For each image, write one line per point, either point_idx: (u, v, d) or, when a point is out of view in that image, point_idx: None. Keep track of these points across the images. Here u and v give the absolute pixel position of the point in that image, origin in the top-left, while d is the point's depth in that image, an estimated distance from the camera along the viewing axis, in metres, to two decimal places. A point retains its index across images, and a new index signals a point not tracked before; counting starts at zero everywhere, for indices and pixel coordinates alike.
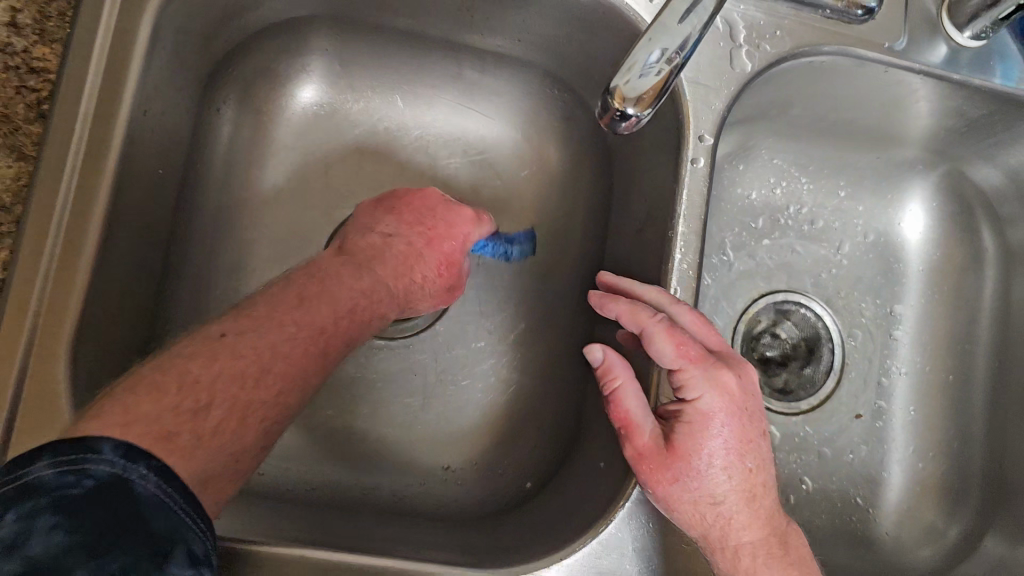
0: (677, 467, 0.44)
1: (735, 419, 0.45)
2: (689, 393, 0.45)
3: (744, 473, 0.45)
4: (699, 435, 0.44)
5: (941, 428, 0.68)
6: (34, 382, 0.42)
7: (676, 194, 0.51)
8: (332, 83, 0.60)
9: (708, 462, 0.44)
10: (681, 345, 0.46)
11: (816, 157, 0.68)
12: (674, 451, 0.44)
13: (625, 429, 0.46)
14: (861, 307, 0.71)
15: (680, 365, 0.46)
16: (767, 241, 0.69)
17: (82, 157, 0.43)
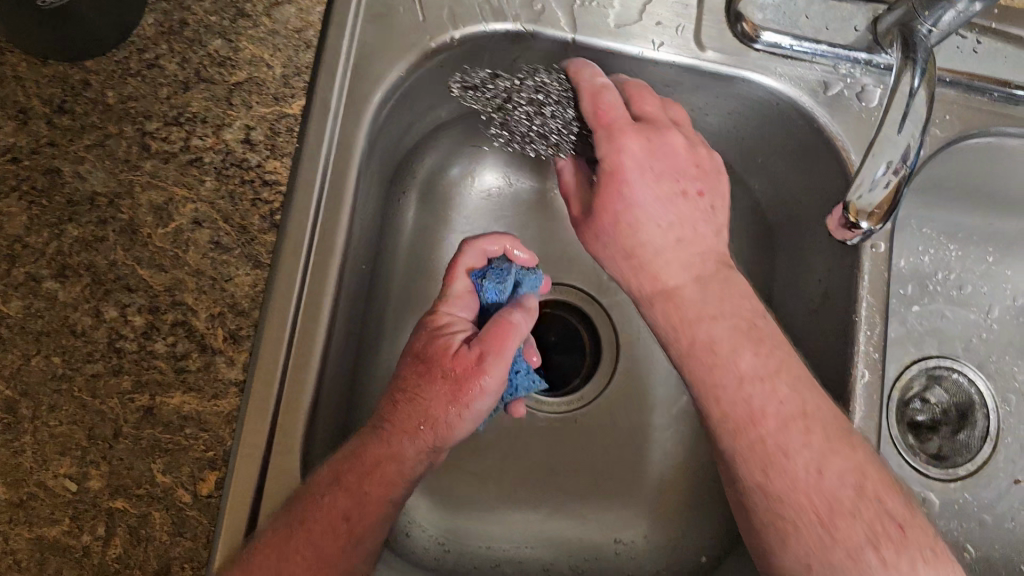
0: (597, 226, 0.49)
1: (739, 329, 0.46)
2: (609, 118, 0.48)
3: (693, 266, 0.48)
4: (616, 195, 0.48)
5: None
6: (273, 477, 0.44)
7: (857, 276, 0.53)
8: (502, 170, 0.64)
9: (643, 220, 0.47)
10: (603, 102, 0.48)
11: (964, 225, 0.69)
12: (598, 206, 0.49)
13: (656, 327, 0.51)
14: (1013, 371, 0.71)
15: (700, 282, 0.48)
16: (917, 307, 0.70)
17: (314, 262, 0.47)
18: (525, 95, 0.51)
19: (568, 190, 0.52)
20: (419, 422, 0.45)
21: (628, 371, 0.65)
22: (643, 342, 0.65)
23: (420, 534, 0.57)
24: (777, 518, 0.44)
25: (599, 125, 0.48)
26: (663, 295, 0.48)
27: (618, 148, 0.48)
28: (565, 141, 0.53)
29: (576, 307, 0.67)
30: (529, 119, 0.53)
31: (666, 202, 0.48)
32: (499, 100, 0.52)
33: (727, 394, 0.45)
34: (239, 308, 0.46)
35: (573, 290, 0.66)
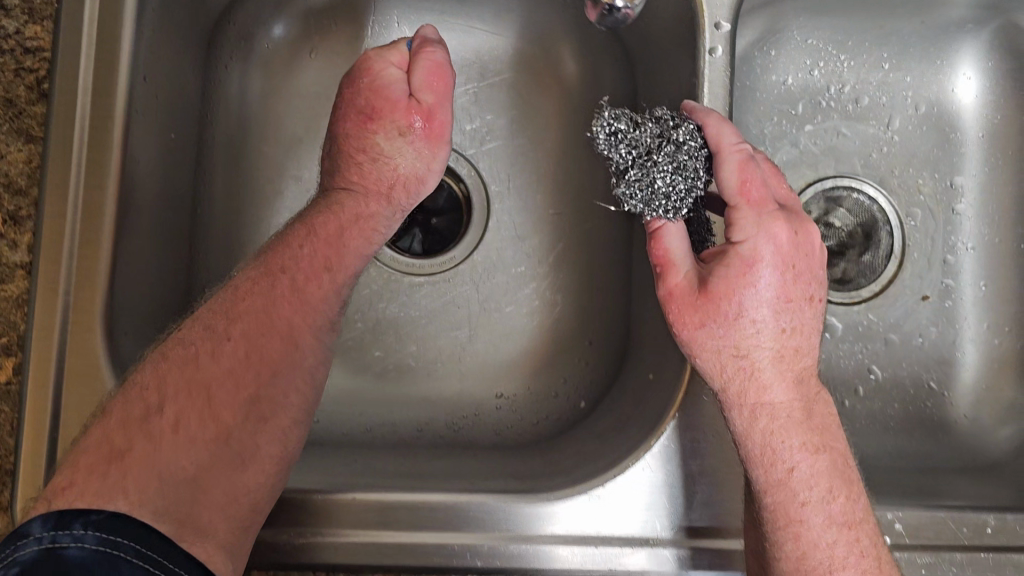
0: (707, 310, 0.43)
1: (784, 263, 0.43)
2: (753, 193, 0.45)
3: (782, 332, 0.43)
4: (745, 286, 0.42)
5: (1015, 301, 0.64)
6: (73, 353, 0.43)
7: (696, 88, 0.49)
8: (340, 23, 0.60)
9: (747, 304, 0.42)
10: (749, 184, 0.45)
11: (852, 31, 0.64)
12: (709, 295, 0.43)
13: (658, 267, 0.46)
14: (917, 183, 0.67)
15: (737, 200, 0.44)
16: (809, 127, 0.66)
17: (88, 115, 0.44)
18: (674, 150, 0.46)
19: (674, 263, 0.45)
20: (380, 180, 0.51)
21: (498, 225, 0.62)
22: (513, 194, 0.62)
23: None
24: (790, 515, 0.43)
25: (741, 199, 0.44)
26: (731, 320, 0.43)
27: (771, 229, 0.43)
28: (684, 202, 0.47)
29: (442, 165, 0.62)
30: (667, 177, 0.46)
31: (788, 301, 0.43)
32: (640, 153, 0.46)
33: (766, 430, 0.43)
34: None
35: None
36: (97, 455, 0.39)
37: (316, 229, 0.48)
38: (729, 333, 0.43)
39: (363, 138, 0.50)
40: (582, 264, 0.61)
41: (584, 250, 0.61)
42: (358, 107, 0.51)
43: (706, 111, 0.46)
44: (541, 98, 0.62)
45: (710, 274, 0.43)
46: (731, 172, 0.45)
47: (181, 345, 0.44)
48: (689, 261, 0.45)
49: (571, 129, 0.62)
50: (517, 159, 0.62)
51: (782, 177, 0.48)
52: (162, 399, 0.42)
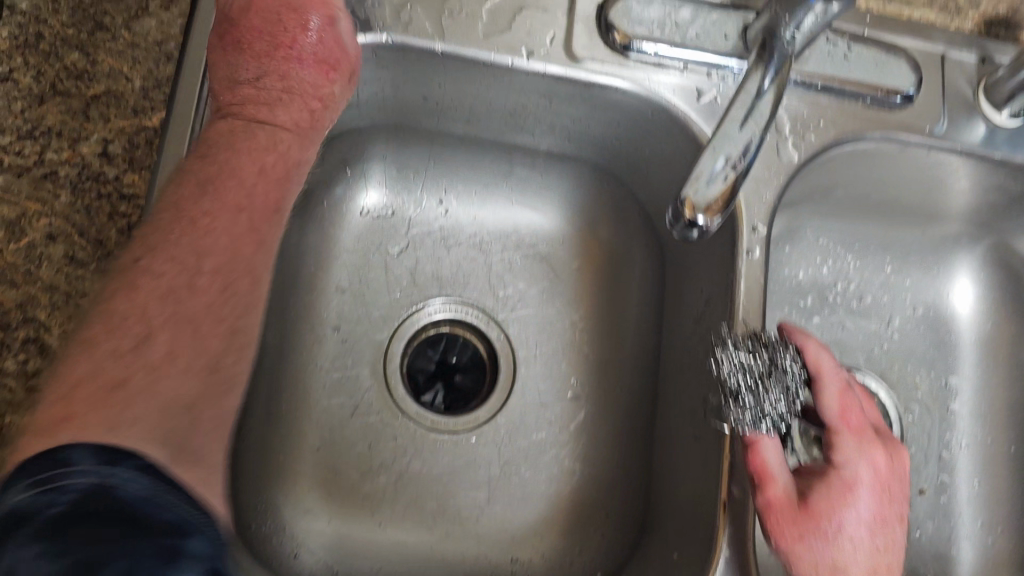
0: (810, 525, 0.44)
1: (880, 489, 0.46)
2: (852, 420, 0.49)
3: (878, 550, 0.45)
4: (846, 502, 0.45)
5: (1008, 501, 0.67)
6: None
7: (734, 284, 0.53)
8: (394, 189, 0.65)
9: (847, 523, 0.44)
10: (845, 410, 0.49)
11: (859, 234, 0.70)
12: (811, 511, 0.45)
13: (756, 478, 0.46)
14: (914, 379, 0.71)
15: (837, 425, 0.49)
16: (816, 319, 0.70)
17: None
18: (783, 376, 0.49)
19: (773, 475, 0.46)
20: (271, 82, 0.46)
21: (524, 390, 0.64)
22: (540, 359, 0.65)
23: (309, 559, 0.56)
24: None
25: (841, 424, 0.48)
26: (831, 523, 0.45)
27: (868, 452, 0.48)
28: (786, 423, 0.49)
29: (471, 325, 0.65)
30: (780, 399, 0.49)
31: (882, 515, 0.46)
32: (750, 379, 0.49)
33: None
34: None
35: (466, 304, 0.65)
36: (88, 392, 0.34)
37: (268, 166, 0.45)
38: (830, 548, 0.44)
39: (274, 88, 0.46)
40: (604, 433, 0.63)
41: (606, 419, 0.63)
42: (259, 3, 0.46)
43: (802, 334, 0.52)
44: (573, 272, 0.66)
45: (812, 494, 0.46)
46: (830, 397, 0.50)
47: (151, 275, 0.39)
48: (783, 475, 0.46)
49: (599, 302, 0.66)
50: (546, 327, 0.65)
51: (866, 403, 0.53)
52: (147, 327, 0.37)
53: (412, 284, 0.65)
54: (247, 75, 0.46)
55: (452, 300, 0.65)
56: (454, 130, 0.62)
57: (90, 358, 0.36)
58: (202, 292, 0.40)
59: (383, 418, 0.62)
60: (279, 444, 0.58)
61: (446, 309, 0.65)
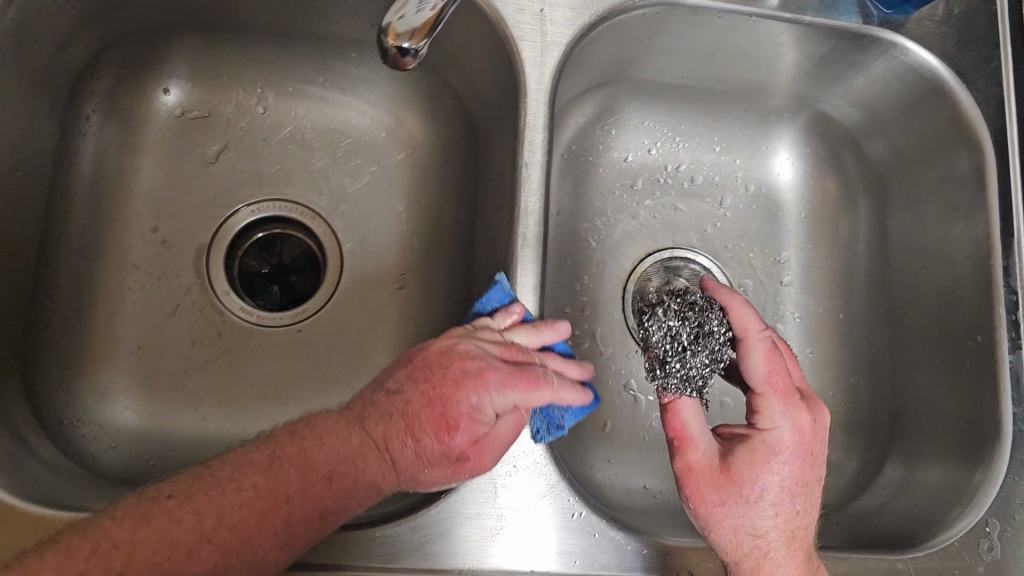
0: (727, 491, 0.48)
1: (799, 459, 0.48)
2: (776, 382, 0.49)
3: (794, 509, 0.48)
4: (765, 463, 0.48)
5: (838, 368, 0.69)
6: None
7: (518, 147, 0.53)
8: (200, 85, 0.63)
9: (765, 487, 0.48)
10: (771, 374, 0.50)
11: (685, 114, 0.71)
12: (730, 475, 0.48)
13: (676, 442, 0.50)
14: (747, 256, 0.72)
15: (764, 389, 0.49)
16: (648, 201, 0.71)
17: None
18: (709, 346, 0.54)
19: (694, 439, 0.49)
20: (444, 386, 0.44)
21: (350, 281, 0.64)
22: (365, 251, 0.65)
23: (120, 450, 0.56)
24: None
25: (767, 387, 0.49)
26: (745, 490, 0.48)
27: (785, 417, 0.49)
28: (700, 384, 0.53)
29: (298, 223, 0.65)
30: (704, 363, 0.54)
31: (807, 462, 0.49)
32: (678, 343, 0.54)
33: (763, 562, 0.48)
34: None
35: (286, 202, 0.65)
36: (149, 548, 0.39)
37: (336, 480, 0.43)
38: (744, 506, 0.48)
39: (443, 392, 0.44)
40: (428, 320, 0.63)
41: (431, 305, 0.63)
42: (422, 409, 0.44)
43: (732, 296, 0.53)
44: (397, 164, 0.66)
45: (732, 455, 0.49)
46: (753, 369, 0.50)
47: (186, 513, 0.40)
48: (705, 437, 0.50)
49: (423, 192, 0.66)
50: (373, 219, 0.65)
51: (793, 360, 0.55)
52: (201, 535, 0.40)
53: (231, 183, 0.64)
54: (388, 386, 0.45)
55: (272, 199, 0.65)
56: (254, 21, 0.61)
57: (130, 532, 0.39)
58: (309, 499, 0.42)
59: (205, 314, 0.62)
60: (89, 342, 0.58)
61: (267, 209, 0.65)
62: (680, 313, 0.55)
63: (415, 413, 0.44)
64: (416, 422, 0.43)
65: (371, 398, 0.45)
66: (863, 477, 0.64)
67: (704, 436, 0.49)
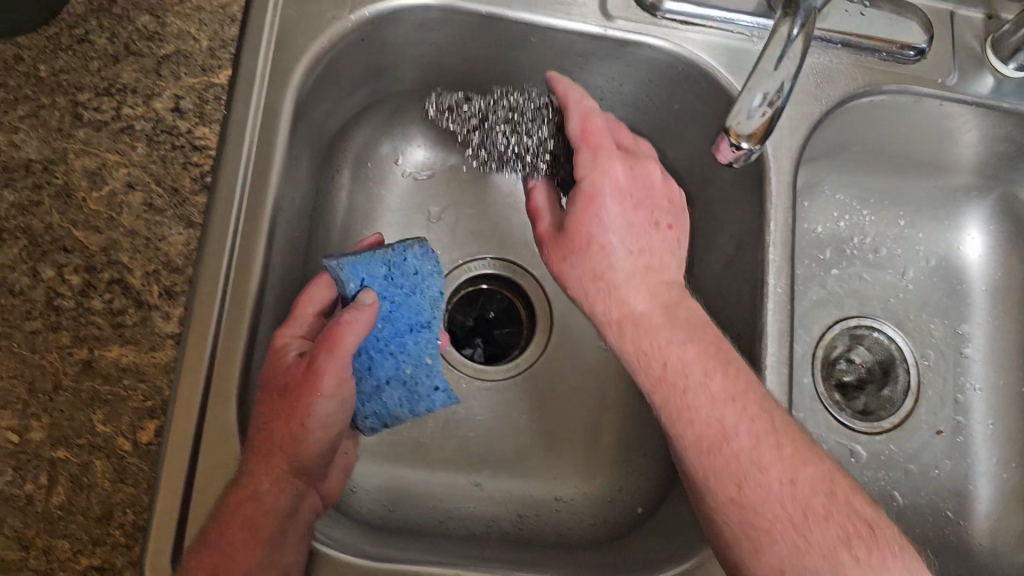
0: (568, 245, 0.51)
1: (634, 225, 0.51)
2: (593, 138, 0.52)
3: (636, 256, 0.50)
4: (593, 215, 0.50)
5: (1020, 440, 0.70)
6: (211, 409, 0.46)
7: (764, 225, 0.56)
8: (432, 149, 0.67)
9: (607, 237, 0.50)
10: (619, 189, 0.51)
11: (875, 191, 0.73)
12: (569, 231, 0.51)
13: (535, 224, 0.55)
14: (929, 326, 0.74)
15: (580, 145, 0.53)
16: (835, 271, 0.73)
17: (246, 204, 0.49)
18: (514, 105, 0.58)
19: (542, 213, 0.55)
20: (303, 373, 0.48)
21: (563, 339, 0.67)
22: (576, 310, 0.68)
23: (365, 495, 0.59)
24: (676, 405, 0.47)
25: (583, 143, 0.53)
26: (603, 289, 0.50)
27: (597, 172, 0.51)
28: (542, 156, 0.58)
29: (511, 282, 0.69)
30: (508, 135, 0.59)
31: (635, 205, 0.51)
32: (485, 115, 0.60)
33: (668, 386, 0.47)
34: (172, 264, 0.48)
35: (504, 262, 0.68)
36: None
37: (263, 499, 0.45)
38: (588, 260, 0.51)
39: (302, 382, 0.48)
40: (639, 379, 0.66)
41: None
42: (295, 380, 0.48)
43: (569, 87, 0.55)
44: None
45: (569, 216, 0.52)
46: (576, 120, 0.53)
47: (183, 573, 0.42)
48: (553, 211, 0.55)
49: None
50: None
51: (628, 133, 0.55)
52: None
53: (452, 243, 0.67)
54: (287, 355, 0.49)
55: (489, 258, 0.68)
56: None
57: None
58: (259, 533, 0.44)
59: None
60: None
61: (484, 265, 0.68)
62: (467, 98, 0.61)
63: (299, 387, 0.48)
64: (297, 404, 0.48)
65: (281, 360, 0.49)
66: None
67: (552, 215, 0.54)
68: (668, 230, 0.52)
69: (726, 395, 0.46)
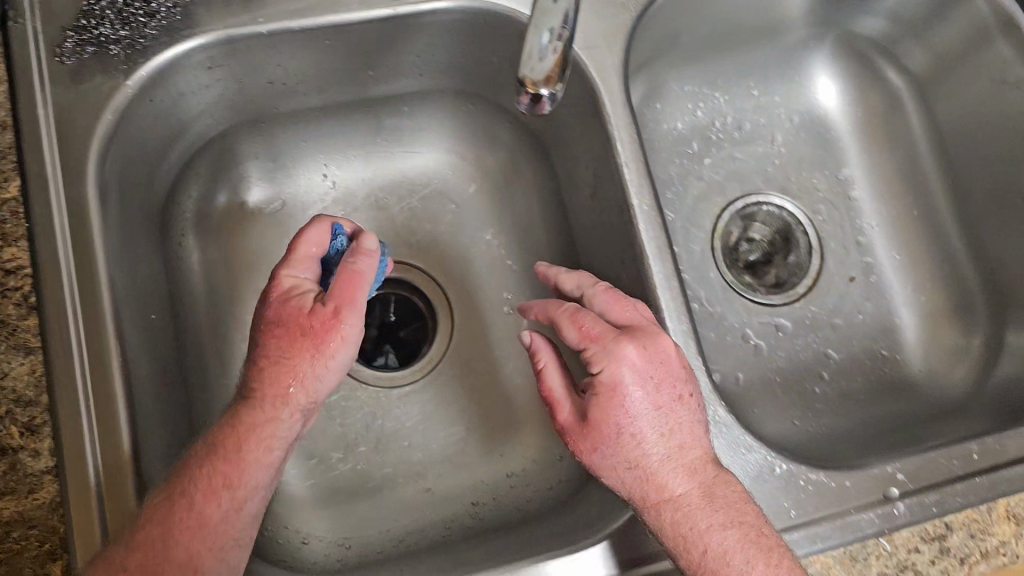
0: (593, 437, 0.48)
1: (649, 383, 0.48)
2: (592, 329, 0.50)
3: (661, 435, 0.47)
4: (615, 407, 0.48)
5: (927, 261, 0.71)
6: (111, 514, 0.45)
7: (611, 149, 0.55)
8: (270, 179, 0.64)
9: (630, 412, 0.47)
10: (582, 326, 0.51)
11: (719, 70, 0.72)
12: (590, 423, 0.48)
13: (549, 401, 0.51)
14: (813, 183, 0.74)
15: (584, 343, 0.50)
16: (708, 160, 0.73)
17: (82, 310, 0.47)
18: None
19: (557, 395, 0.51)
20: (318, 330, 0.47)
21: (468, 318, 0.67)
22: (469, 287, 0.67)
23: (319, 543, 0.58)
24: (680, 530, 0.46)
25: (585, 340, 0.50)
26: (620, 415, 0.48)
27: (581, 322, 0.51)
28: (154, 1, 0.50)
29: (403, 282, 0.67)
30: None
31: (656, 384, 0.48)
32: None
33: (619, 432, 0.47)
34: (24, 399, 0.46)
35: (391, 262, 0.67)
36: None
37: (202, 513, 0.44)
38: (618, 451, 0.47)
39: (294, 359, 0.47)
40: (552, 331, 0.66)
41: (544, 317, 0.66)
42: (272, 356, 0.47)
43: (558, 272, 0.57)
44: (472, 195, 0.68)
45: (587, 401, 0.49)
46: (574, 400, 0.50)
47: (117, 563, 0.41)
48: (572, 396, 0.51)
49: (505, 216, 0.68)
50: (466, 252, 0.67)
51: (628, 300, 0.52)
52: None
53: None
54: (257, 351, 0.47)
55: None
56: (310, 103, 0.62)
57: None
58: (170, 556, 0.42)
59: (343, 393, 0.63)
60: None
61: None
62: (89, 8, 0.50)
63: (269, 367, 0.47)
64: (276, 390, 0.47)
65: (265, 356, 0.47)
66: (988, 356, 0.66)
67: (553, 354, 0.52)
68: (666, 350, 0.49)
69: (762, 554, 0.45)
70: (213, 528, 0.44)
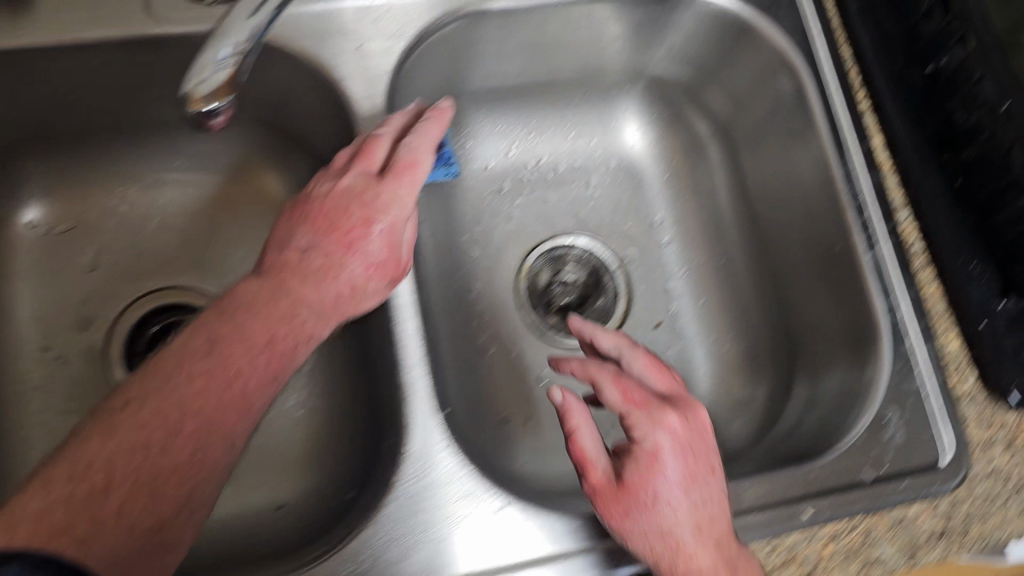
0: (627, 501, 0.44)
1: (686, 457, 0.45)
2: (634, 398, 0.47)
3: (694, 505, 0.44)
4: (655, 476, 0.44)
5: (728, 309, 0.71)
6: None
7: None
8: (59, 196, 0.65)
9: (662, 487, 0.44)
10: (625, 389, 0.47)
11: (533, 113, 0.73)
12: (625, 485, 0.44)
13: (578, 465, 0.46)
14: (626, 228, 0.74)
15: (626, 409, 0.47)
16: (520, 200, 0.74)
17: None
18: None
19: (589, 457, 0.46)
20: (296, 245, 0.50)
21: None
22: None
23: None
24: None
25: (628, 407, 0.47)
26: (636, 496, 0.44)
27: (608, 394, 0.47)
28: None
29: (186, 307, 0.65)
30: None
31: (695, 459, 0.45)
32: None
33: (637, 506, 0.43)
34: None
35: (178, 289, 0.66)
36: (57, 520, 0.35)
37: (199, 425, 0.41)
38: (649, 517, 0.43)
39: (291, 266, 0.49)
40: (337, 363, 0.66)
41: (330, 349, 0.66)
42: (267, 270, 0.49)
43: (595, 328, 0.56)
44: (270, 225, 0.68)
45: (625, 466, 0.45)
46: (609, 462, 0.46)
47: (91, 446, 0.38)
48: (603, 455, 0.46)
49: None
50: None
51: (670, 372, 0.51)
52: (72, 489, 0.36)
53: (110, 282, 0.65)
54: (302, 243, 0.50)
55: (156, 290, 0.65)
56: (97, 125, 0.63)
57: None
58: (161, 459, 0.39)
59: None
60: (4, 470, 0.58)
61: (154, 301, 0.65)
62: None
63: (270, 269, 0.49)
64: (308, 276, 0.49)
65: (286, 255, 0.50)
66: (773, 406, 0.66)
67: (587, 414, 0.48)
68: (702, 419, 0.47)
69: None
70: (192, 465, 0.40)
